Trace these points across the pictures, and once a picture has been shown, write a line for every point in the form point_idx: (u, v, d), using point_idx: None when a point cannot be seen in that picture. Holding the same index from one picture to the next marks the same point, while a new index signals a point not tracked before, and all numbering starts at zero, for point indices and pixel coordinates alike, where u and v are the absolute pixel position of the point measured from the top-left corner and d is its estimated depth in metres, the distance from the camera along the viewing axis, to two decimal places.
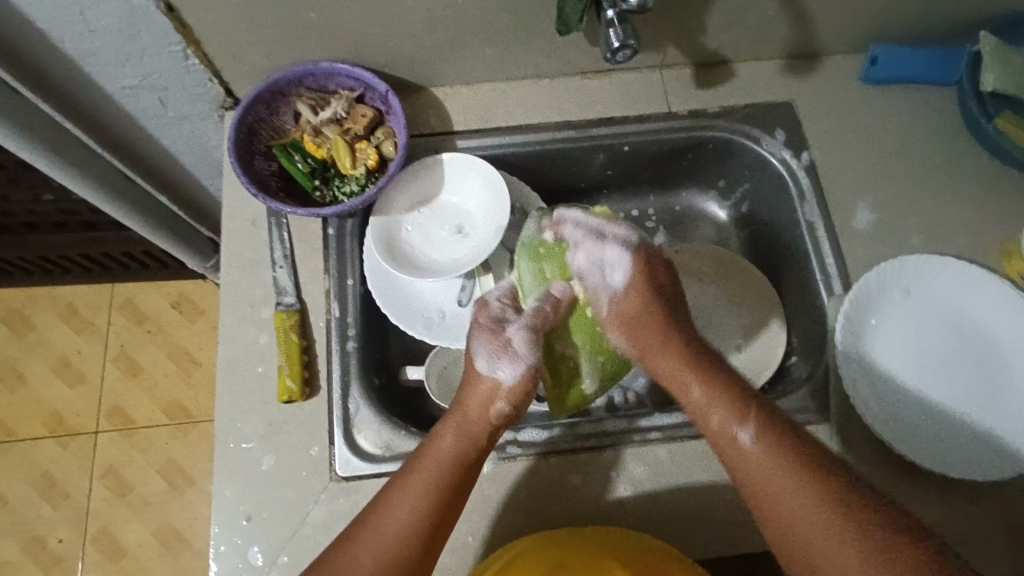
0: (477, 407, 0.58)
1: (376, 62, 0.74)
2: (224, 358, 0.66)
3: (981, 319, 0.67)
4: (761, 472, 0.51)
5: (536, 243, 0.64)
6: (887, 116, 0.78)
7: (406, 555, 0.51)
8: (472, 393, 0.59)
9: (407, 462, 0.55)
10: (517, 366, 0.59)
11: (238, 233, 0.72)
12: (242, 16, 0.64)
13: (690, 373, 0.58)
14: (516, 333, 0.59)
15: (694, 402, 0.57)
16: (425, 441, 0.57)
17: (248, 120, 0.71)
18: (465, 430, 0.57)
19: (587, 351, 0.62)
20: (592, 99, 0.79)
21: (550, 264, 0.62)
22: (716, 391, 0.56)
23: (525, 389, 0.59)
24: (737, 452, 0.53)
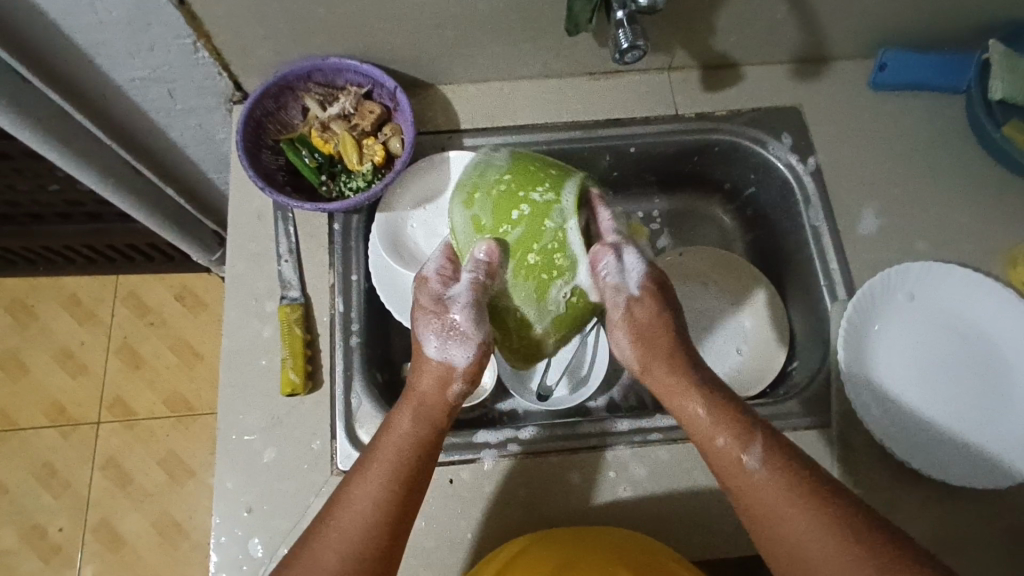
0: (433, 390, 0.59)
1: (385, 58, 0.74)
2: (228, 350, 0.67)
3: (983, 325, 0.67)
4: (762, 491, 0.51)
5: (472, 187, 0.60)
6: (893, 122, 0.78)
7: (376, 536, 0.51)
8: (425, 376, 0.60)
9: (367, 449, 0.56)
10: (466, 347, 0.59)
11: (244, 226, 0.72)
12: (252, 10, 0.64)
13: (693, 392, 0.58)
14: (458, 313, 0.59)
15: (694, 420, 0.57)
16: (383, 425, 0.57)
17: (257, 113, 0.71)
18: (423, 412, 0.57)
19: (532, 300, 0.58)
20: (599, 100, 0.79)
21: (483, 211, 0.58)
22: (724, 413, 0.56)
23: (479, 366, 0.60)
24: (743, 473, 0.53)
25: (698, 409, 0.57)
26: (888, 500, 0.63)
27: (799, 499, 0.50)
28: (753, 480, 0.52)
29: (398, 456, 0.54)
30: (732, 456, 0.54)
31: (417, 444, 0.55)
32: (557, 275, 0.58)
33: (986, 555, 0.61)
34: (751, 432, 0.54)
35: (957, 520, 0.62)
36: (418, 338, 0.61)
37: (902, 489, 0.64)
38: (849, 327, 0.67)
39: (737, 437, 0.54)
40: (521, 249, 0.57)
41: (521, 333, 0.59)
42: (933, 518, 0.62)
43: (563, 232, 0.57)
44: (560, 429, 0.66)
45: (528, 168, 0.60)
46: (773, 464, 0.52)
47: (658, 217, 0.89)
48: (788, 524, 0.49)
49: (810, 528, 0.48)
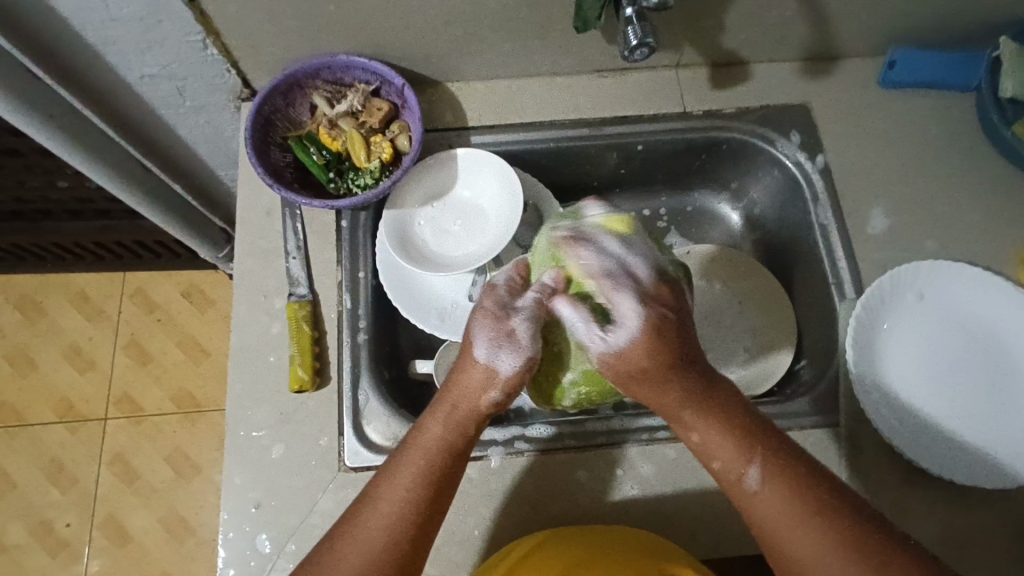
0: (471, 394, 0.55)
1: (393, 55, 0.74)
2: (237, 347, 0.67)
3: (992, 324, 0.67)
4: (770, 512, 0.50)
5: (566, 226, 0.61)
6: (903, 119, 0.78)
7: (396, 546, 0.51)
8: (467, 380, 0.56)
9: (394, 454, 0.54)
10: (517, 357, 0.55)
11: (252, 223, 0.72)
12: (262, 7, 0.64)
13: (691, 413, 0.53)
14: (519, 323, 0.55)
15: (696, 441, 0.54)
16: (413, 430, 0.56)
17: (265, 110, 0.71)
18: (454, 419, 0.55)
19: (574, 342, 0.57)
20: (607, 98, 0.79)
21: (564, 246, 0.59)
22: (726, 433, 0.53)
23: (520, 382, 0.55)
24: (749, 494, 0.51)
25: (697, 429, 0.53)
26: (896, 500, 0.63)
27: (807, 513, 0.49)
28: (759, 496, 0.51)
29: (424, 468, 0.53)
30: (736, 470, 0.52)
31: (445, 458, 0.54)
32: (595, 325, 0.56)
33: (996, 556, 0.61)
34: (758, 452, 0.52)
35: (967, 520, 0.62)
36: (472, 340, 0.56)
37: (911, 489, 0.63)
38: (858, 326, 0.67)
39: (739, 457, 0.52)
40: (583, 290, 0.56)
41: (550, 376, 0.59)
42: (942, 518, 0.62)
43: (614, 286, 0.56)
44: (567, 427, 0.66)
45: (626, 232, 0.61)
46: (784, 473, 0.51)
47: (665, 215, 0.89)
48: (798, 539, 0.49)
49: (821, 544, 0.48)
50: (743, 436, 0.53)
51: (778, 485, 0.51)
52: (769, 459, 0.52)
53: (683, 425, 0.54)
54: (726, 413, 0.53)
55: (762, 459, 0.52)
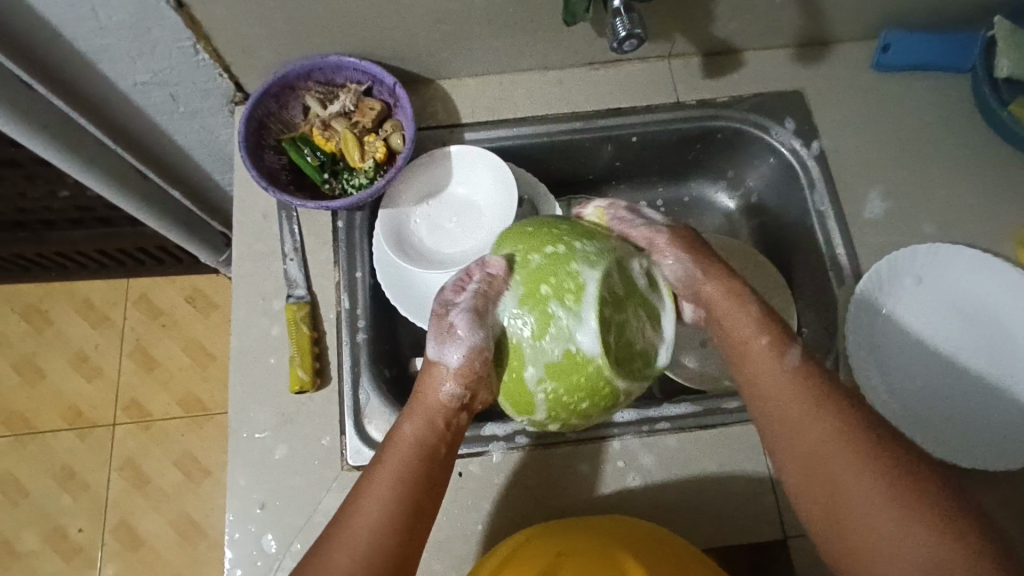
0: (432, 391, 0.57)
1: (384, 55, 0.74)
2: (238, 350, 0.67)
3: (993, 305, 0.66)
4: (790, 395, 0.54)
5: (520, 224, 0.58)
6: (898, 102, 0.77)
7: (385, 542, 0.51)
8: (426, 378, 0.57)
9: (376, 455, 0.56)
10: (459, 348, 0.54)
11: (250, 226, 0.73)
12: (251, 11, 0.65)
13: (741, 305, 0.59)
14: (456, 316, 0.55)
15: (735, 327, 0.58)
16: (390, 431, 0.57)
17: (258, 113, 0.71)
18: (426, 416, 0.57)
19: (533, 334, 0.52)
20: (600, 90, 0.79)
21: (508, 244, 0.56)
22: (767, 326, 0.58)
23: (472, 372, 0.55)
24: (772, 375, 0.55)
25: (741, 315, 0.58)
26: None
27: (858, 456, 0.49)
28: (804, 436, 0.52)
29: (403, 462, 0.54)
30: (791, 411, 0.53)
31: (425, 453, 0.55)
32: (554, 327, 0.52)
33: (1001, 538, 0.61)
34: (815, 398, 0.53)
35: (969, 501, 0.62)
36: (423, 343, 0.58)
37: None
38: (856, 313, 0.66)
39: (802, 403, 0.53)
40: (537, 279, 0.53)
41: (510, 374, 0.53)
42: None
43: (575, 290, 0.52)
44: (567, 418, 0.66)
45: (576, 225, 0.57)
46: (841, 418, 0.51)
47: (663, 206, 0.88)
48: (811, 425, 0.52)
49: (867, 481, 0.48)
50: (804, 384, 0.54)
51: (829, 429, 0.51)
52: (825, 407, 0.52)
53: (749, 358, 0.57)
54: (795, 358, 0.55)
55: (817, 403, 0.52)
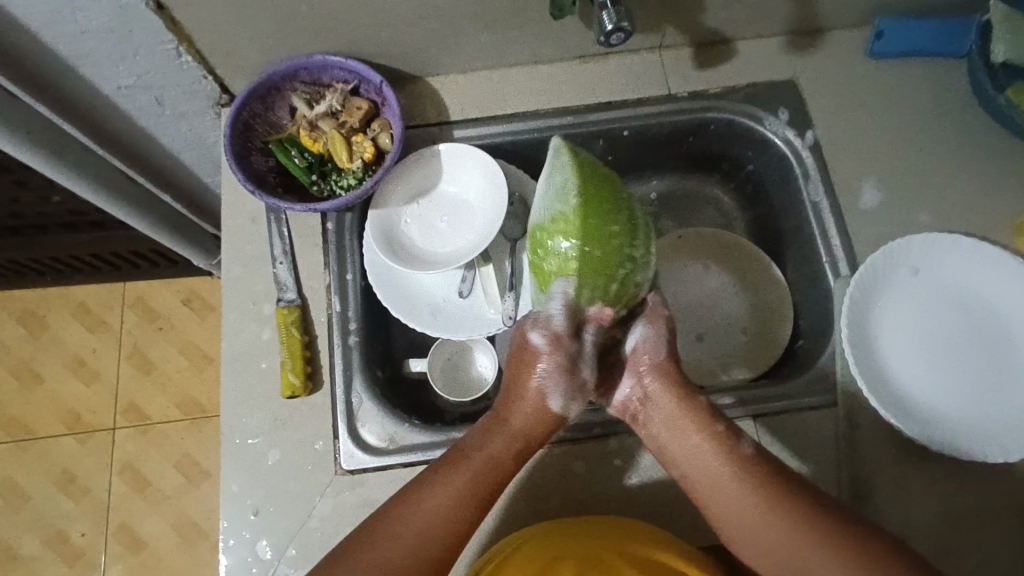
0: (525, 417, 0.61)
1: (370, 53, 0.73)
2: (229, 355, 0.67)
3: (988, 296, 0.66)
4: (728, 492, 0.56)
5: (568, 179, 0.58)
6: (893, 90, 0.76)
7: (443, 543, 0.55)
8: (530, 409, 0.61)
9: (449, 456, 0.59)
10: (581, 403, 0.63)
11: (238, 230, 0.72)
12: (232, 11, 0.64)
13: (677, 402, 0.60)
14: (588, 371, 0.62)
15: (671, 427, 0.59)
16: (467, 437, 0.60)
17: (243, 115, 0.71)
18: (508, 433, 0.60)
19: None
20: (590, 84, 0.78)
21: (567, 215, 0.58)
22: (698, 419, 0.59)
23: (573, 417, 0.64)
24: (714, 473, 0.57)
25: (674, 414, 0.59)
26: (896, 478, 0.62)
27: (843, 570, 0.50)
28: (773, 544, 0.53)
29: (475, 472, 0.58)
30: (755, 521, 0.54)
31: (496, 467, 0.59)
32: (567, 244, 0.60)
33: (999, 531, 0.60)
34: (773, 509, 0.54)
35: (967, 492, 0.62)
36: (540, 379, 0.61)
37: (911, 466, 0.63)
38: (851, 306, 0.66)
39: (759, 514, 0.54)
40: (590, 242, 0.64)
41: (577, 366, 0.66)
42: (944, 494, 0.62)
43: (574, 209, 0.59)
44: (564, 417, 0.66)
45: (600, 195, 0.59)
46: (818, 530, 0.52)
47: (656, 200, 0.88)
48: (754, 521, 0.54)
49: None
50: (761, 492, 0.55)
51: (807, 540, 0.52)
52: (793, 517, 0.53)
53: (690, 464, 0.58)
54: (742, 466, 0.56)
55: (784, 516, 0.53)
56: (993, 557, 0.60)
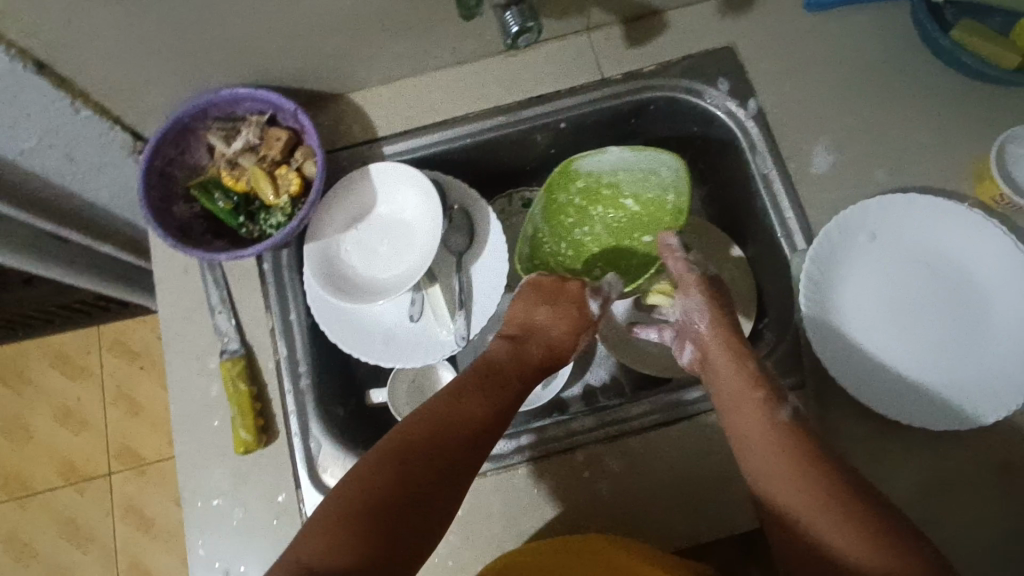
0: (539, 348, 0.64)
1: (281, 78, 0.69)
2: (180, 416, 0.65)
3: (949, 252, 0.64)
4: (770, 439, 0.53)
5: (669, 201, 0.68)
6: (836, 42, 0.72)
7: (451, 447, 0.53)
8: (540, 347, 0.64)
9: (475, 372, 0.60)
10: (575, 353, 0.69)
11: (172, 282, 0.69)
12: (121, 60, 0.60)
13: (729, 357, 0.59)
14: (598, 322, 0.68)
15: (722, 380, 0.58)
16: (490, 358, 0.62)
17: (158, 163, 0.67)
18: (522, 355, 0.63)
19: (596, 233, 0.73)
20: (520, 78, 0.74)
21: (642, 205, 0.71)
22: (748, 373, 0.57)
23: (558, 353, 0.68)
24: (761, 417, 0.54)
25: (724, 368, 0.59)
26: (869, 452, 0.61)
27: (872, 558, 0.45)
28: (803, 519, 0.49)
29: (494, 382, 0.59)
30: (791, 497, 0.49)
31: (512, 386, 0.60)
32: (620, 200, 0.71)
33: (978, 493, 0.59)
34: (813, 480, 0.49)
35: (943, 457, 0.60)
36: (562, 329, 0.65)
37: (884, 439, 0.61)
38: (810, 282, 0.63)
39: (792, 479, 0.50)
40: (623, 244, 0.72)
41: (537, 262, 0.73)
42: (920, 462, 0.60)
43: (654, 194, 0.70)
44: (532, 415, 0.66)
45: (664, 219, 0.69)
46: (857, 518, 0.47)
47: None
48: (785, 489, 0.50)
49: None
50: (800, 465, 0.50)
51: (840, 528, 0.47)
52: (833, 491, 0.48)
53: (736, 416, 0.56)
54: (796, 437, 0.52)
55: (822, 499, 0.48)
56: (975, 520, 0.59)
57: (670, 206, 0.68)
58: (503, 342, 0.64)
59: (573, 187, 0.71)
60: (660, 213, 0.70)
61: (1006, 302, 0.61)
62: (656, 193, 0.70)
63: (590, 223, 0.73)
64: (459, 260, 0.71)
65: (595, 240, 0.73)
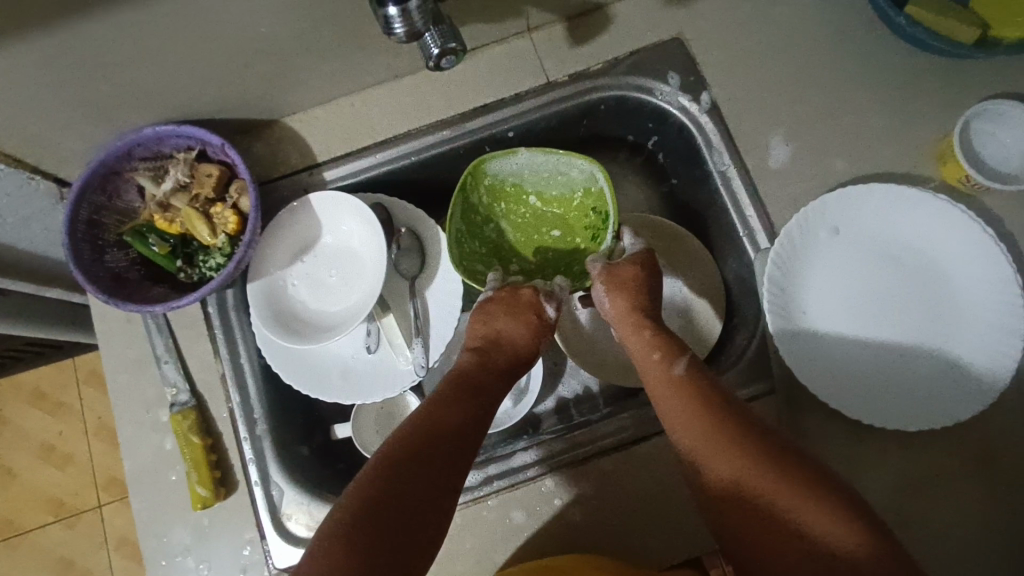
0: (504, 351, 0.62)
1: (206, 110, 0.65)
2: (136, 475, 0.63)
3: (914, 240, 0.62)
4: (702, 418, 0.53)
5: (584, 196, 0.70)
6: (789, 25, 0.69)
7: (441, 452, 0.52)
8: (506, 349, 0.62)
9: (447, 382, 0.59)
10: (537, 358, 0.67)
11: (115, 334, 0.66)
12: (26, 111, 0.56)
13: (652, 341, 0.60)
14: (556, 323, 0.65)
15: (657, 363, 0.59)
16: (456, 367, 0.61)
17: (84, 212, 0.63)
18: (488, 360, 0.61)
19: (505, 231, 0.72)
20: (461, 88, 0.70)
21: (551, 199, 0.71)
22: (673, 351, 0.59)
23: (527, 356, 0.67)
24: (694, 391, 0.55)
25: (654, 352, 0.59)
26: (844, 455, 0.59)
27: (787, 495, 0.46)
28: (720, 470, 0.50)
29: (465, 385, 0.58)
30: (708, 453, 0.51)
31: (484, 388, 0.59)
32: (528, 196, 0.71)
33: (958, 488, 0.58)
34: (724, 433, 0.51)
35: (921, 455, 0.59)
36: (517, 328, 0.63)
37: (859, 439, 0.60)
38: (773, 285, 0.61)
39: (708, 436, 0.52)
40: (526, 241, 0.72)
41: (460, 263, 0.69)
42: (897, 461, 0.59)
43: (565, 190, 0.70)
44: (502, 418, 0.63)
45: (582, 214, 0.71)
46: (768, 460, 0.49)
47: None
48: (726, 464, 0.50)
49: (804, 523, 0.45)
50: (710, 424, 0.52)
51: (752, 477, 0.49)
52: (744, 441, 0.50)
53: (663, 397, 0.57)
54: (699, 394, 0.55)
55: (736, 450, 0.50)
56: (957, 516, 0.57)
57: (580, 203, 0.70)
58: (469, 355, 0.62)
59: (482, 192, 0.69)
60: (564, 207, 0.71)
61: (979, 297, 0.59)
62: (562, 190, 0.70)
63: (494, 220, 0.72)
64: (412, 286, 0.68)
65: (500, 238, 0.73)
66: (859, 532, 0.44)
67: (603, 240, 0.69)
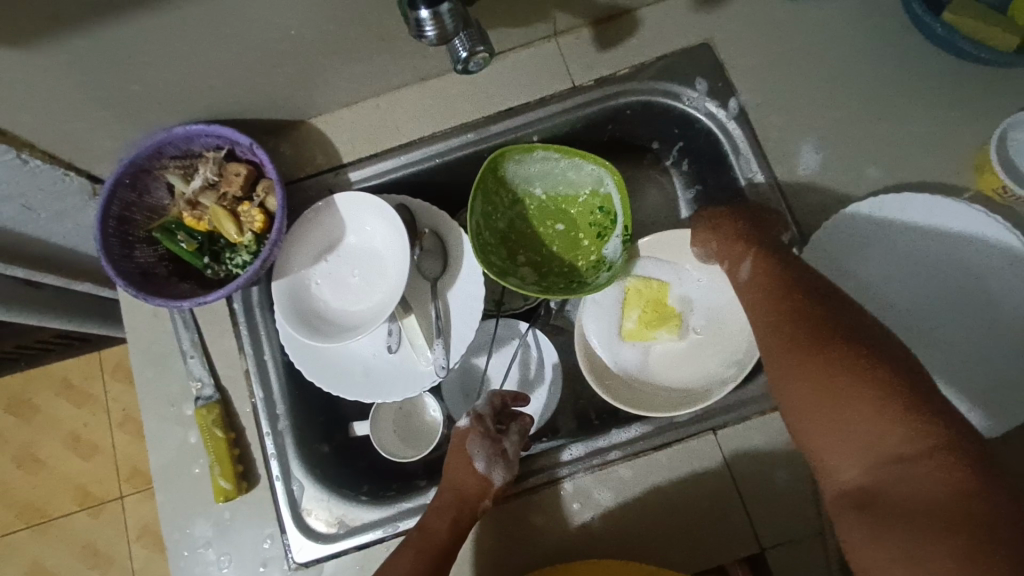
0: (448, 476, 0.60)
1: (235, 110, 0.66)
2: (160, 467, 0.64)
3: (953, 249, 0.61)
4: (773, 328, 0.54)
5: (591, 196, 0.71)
6: (819, 33, 0.68)
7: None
8: (447, 477, 0.60)
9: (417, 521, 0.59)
10: (486, 454, 0.59)
11: (142, 329, 0.67)
12: (62, 109, 0.57)
13: (741, 251, 0.61)
14: (471, 428, 0.62)
15: (741, 272, 0.61)
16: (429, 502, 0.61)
17: (115, 208, 0.64)
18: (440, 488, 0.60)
19: (512, 219, 0.72)
20: (488, 92, 0.70)
21: (557, 194, 0.72)
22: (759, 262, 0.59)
23: (491, 451, 0.60)
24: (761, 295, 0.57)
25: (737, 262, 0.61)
26: None
27: (861, 402, 0.47)
28: (795, 377, 0.51)
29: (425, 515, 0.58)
30: (791, 370, 0.51)
31: (442, 510, 0.58)
32: (536, 187, 0.71)
33: None
34: (802, 338, 0.52)
35: None
36: (450, 453, 0.62)
37: None
38: None
39: (790, 344, 0.52)
40: (534, 231, 0.72)
41: (489, 255, 0.69)
42: None
43: (573, 187, 0.71)
44: (492, 527, 0.61)
45: (587, 211, 0.71)
46: (850, 372, 0.48)
47: None
48: (800, 376, 0.51)
49: (887, 440, 0.46)
50: (808, 344, 0.51)
51: (830, 387, 0.49)
52: (827, 350, 0.50)
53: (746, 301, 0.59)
54: (797, 309, 0.54)
55: (819, 366, 0.50)
56: None
57: (585, 203, 0.71)
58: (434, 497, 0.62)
59: (507, 187, 0.70)
60: (569, 204, 0.72)
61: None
62: (567, 188, 0.71)
63: (501, 209, 0.71)
64: (434, 287, 0.68)
65: (507, 228, 0.72)
66: (946, 449, 0.44)
67: (610, 239, 0.70)
